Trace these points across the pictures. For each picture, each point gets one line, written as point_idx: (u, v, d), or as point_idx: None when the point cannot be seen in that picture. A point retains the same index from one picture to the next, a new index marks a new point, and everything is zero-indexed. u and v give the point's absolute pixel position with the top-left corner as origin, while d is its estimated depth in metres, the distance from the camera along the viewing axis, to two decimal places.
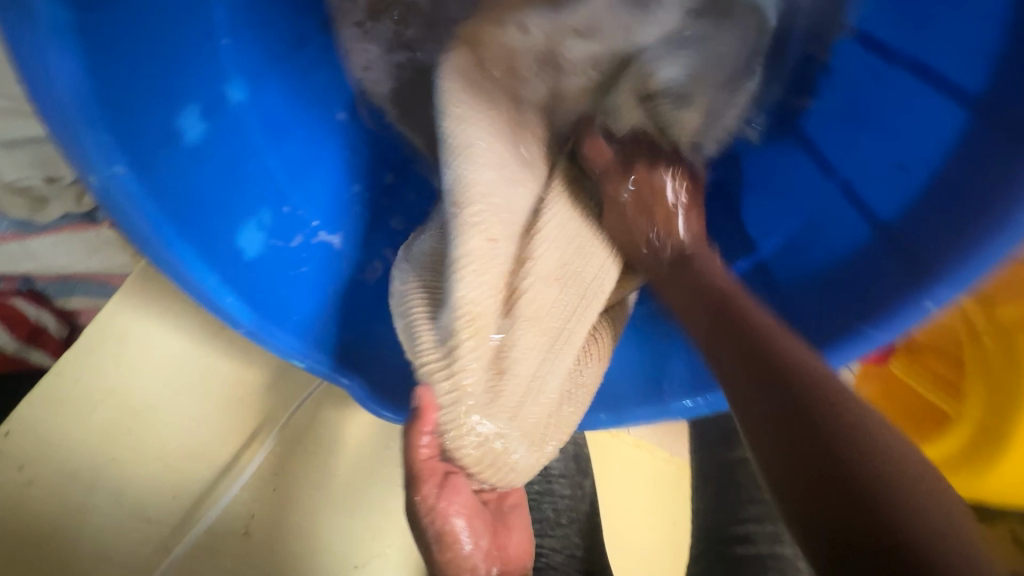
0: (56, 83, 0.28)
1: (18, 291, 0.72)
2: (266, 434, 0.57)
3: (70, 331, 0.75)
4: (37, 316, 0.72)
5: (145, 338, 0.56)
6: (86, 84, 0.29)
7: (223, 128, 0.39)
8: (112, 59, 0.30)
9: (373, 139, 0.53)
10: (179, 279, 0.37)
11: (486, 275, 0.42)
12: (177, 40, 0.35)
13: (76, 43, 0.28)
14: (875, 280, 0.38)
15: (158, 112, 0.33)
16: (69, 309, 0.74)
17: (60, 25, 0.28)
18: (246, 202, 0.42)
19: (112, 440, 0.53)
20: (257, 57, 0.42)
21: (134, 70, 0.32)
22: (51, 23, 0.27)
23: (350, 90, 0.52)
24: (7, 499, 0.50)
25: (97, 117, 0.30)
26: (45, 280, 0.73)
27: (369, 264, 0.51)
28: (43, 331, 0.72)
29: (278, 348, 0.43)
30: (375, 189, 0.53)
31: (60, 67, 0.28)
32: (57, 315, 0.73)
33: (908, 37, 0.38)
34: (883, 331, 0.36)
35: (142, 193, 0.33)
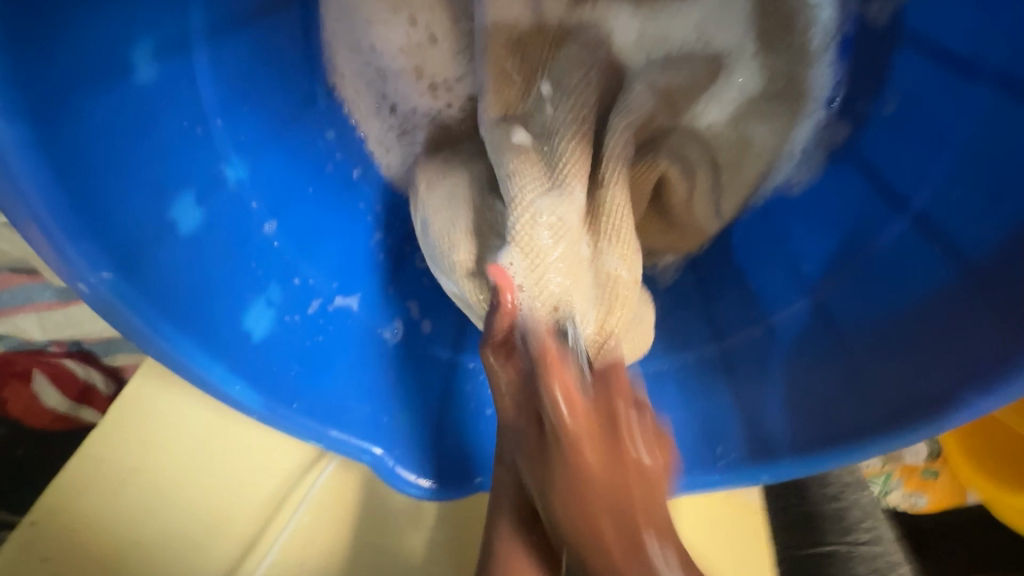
0: (31, 198, 0.27)
1: (68, 351, 0.78)
2: (293, 503, 0.55)
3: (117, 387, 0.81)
4: (87, 376, 0.77)
5: (170, 407, 0.55)
6: (59, 194, 0.27)
7: (223, 210, 0.37)
8: (88, 159, 0.29)
9: (385, 192, 0.51)
10: (185, 373, 0.35)
11: (538, 252, 0.41)
12: (155, 129, 0.32)
13: (47, 150, 0.27)
14: (969, 328, 0.32)
15: (150, 210, 0.32)
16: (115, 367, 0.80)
17: (22, 142, 0.26)
18: (255, 280, 0.40)
19: (135, 522, 0.52)
20: (258, 132, 0.40)
21: (116, 168, 0.30)
22: (14, 136, 0.26)
23: (359, 146, 0.50)
24: None
25: (77, 226, 0.28)
26: (93, 341, 0.80)
27: (391, 323, 0.49)
28: (91, 390, 0.78)
29: (291, 429, 0.40)
30: (393, 241, 0.51)
31: (33, 182, 0.27)
32: (105, 374, 0.78)
33: (991, 41, 0.32)
34: (983, 399, 0.31)
35: (133, 292, 0.31)
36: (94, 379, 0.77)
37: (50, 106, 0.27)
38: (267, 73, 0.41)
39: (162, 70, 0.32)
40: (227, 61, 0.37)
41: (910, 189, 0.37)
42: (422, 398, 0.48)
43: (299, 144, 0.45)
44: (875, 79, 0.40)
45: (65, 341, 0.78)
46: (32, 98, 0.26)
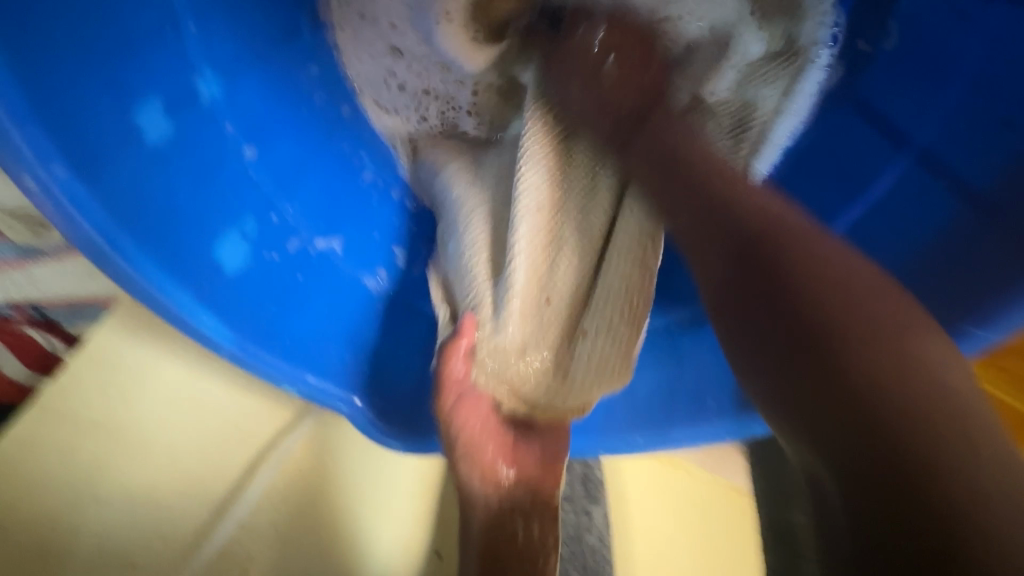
0: None
1: None
2: (266, 464, 0.52)
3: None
4: None
5: (140, 361, 0.52)
6: (8, 70, 0.25)
7: (195, 128, 0.35)
8: (38, 37, 0.26)
9: (371, 136, 0.49)
10: (145, 298, 0.32)
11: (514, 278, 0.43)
12: (118, 19, 0.30)
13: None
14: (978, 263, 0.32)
15: (110, 112, 0.30)
16: None
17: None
18: (227, 209, 0.37)
19: (96, 479, 0.48)
20: (234, 52, 0.38)
21: (68, 53, 0.27)
22: None
23: (344, 84, 0.47)
24: None
25: (26, 112, 0.26)
26: (53, 307, 0.78)
27: (375, 272, 0.47)
28: None
29: (265, 372, 0.38)
30: (381, 187, 0.49)
31: None
32: None
33: None
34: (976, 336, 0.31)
35: (89, 198, 0.28)
36: None
37: None
38: None
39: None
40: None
41: (913, 124, 0.36)
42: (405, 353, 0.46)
43: (281, 72, 0.42)
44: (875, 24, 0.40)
45: None
46: None
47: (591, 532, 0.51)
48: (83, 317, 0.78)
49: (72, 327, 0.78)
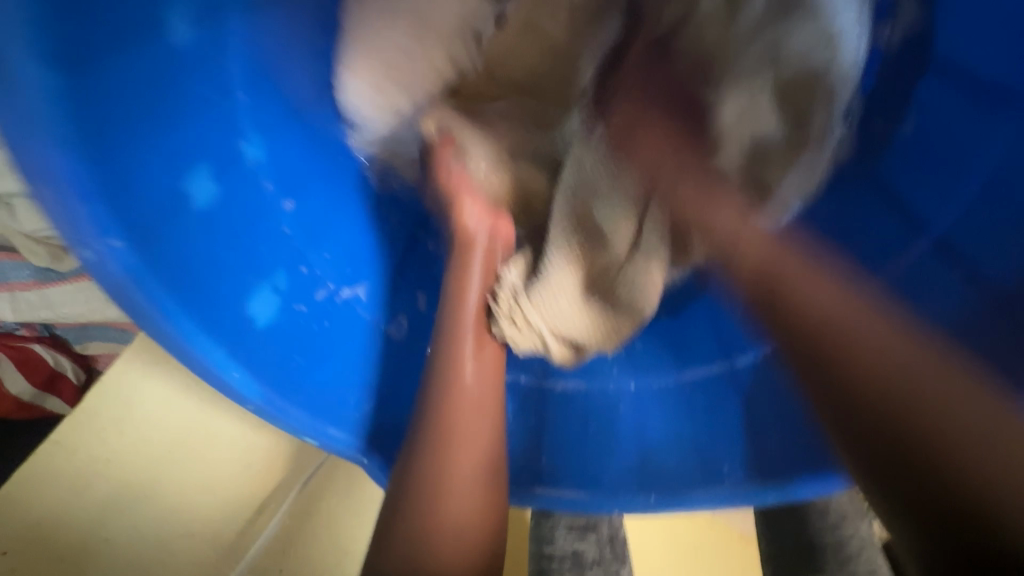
0: (47, 158, 0.25)
1: (38, 335, 0.78)
2: (277, 503, 0.52)
3: (88, 375, 0.80)
4: (55, 362, 0.77)
5: (152, 399, 0.52)
6: (81, 153, 0.26)
7: (239, 189, 0.36)
8: (102, 118, 0.27)
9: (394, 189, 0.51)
10: (182, 356, 0.33)
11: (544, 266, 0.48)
12: (173, 95, 0.31)
13: (67, 111, 0.26)
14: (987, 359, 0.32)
15: (165, 180, 0.31)
16: (85, 354, 0.80)
17: (49, 94, 0.25)
18: (262, 264, 0.38)
19: (106, 517, 0.48)
20: (276, 114, 0.40)
21: (129, 131, 0.29)
22: (37, 89, 0.24)
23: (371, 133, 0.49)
24: None
25: (92, 189, 0.27)
26: (63, 326, 0.78)
27: (395, 318, 0.47)
28: (59, 377, 0.77)
29: (289, 426, 0.38)
30: (405, 230, 0.50)
31: (52, 145, 0.25)
32: (74, 361, 0.78)
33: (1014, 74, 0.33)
34: None
35: (141, 264, 0.29)
36: (61, 366, 0.77)
37: (79, 63, 0.26)
38: (280, 54, 0.41)
39: (198, 36, 0.33)
40: (253, 34, 0.37)
41: (931, 212, 0.38)
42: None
43: (311, 128, 0.44)
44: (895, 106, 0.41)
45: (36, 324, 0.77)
46: (63, 52, 0.25)
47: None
48: (93, 334, 0.79)
49: (81, 345, 0.79)
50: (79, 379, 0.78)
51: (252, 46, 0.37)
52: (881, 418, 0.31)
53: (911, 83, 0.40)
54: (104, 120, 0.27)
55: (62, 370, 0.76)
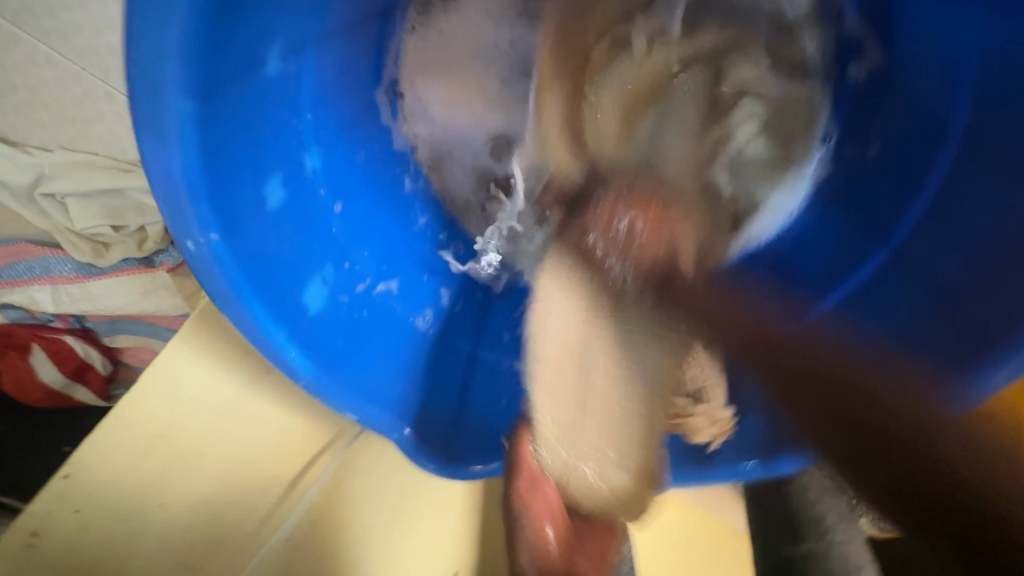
0: (171, 168, 0.31)
1: (70, 327, 0.83)
2: (312, 476, 0.57)
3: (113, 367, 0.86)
4: (86, 353, 0.82)
5: (199, 381, 0.57)
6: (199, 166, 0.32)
7: (300, 194, 0.42)
8: (220, 137, 0.33)
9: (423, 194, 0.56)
10: (251, 334, 0.39)
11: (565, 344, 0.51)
12: (263, 114, 0.37)
13: (194, 131, 0.31)
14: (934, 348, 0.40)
15: (252, 187, 0.36)
16: (112, 347, 0.86)
17: (182, 117, 0.30)
18: (315, 259, 0.44)
19: (162, 484, 0.54)
20: (334, 128, 0.45)
21: (235, 146, 0.34)
22: (174, 113, 0.30)
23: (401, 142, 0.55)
24: (56, 543, 0.50)
25: (202, 194, 0.32)
26: (95, 319, 0.84)
27: (421, 311, 0.53)
28: (88, 368, 0.83)
29: (330, 399, 0.44)
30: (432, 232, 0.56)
31: (177, 157, 0.31)
32: (103, 353, 0.84)
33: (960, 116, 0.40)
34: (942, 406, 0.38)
35: (230, 255, 0.35)
36: (92, 357, 0.83)
37: (211, 93, 0.31)
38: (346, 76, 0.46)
39: (285, 67, 0.38)
40: (326, 60, 0.42)
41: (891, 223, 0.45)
42: (443, 394, 0.51)
43: (363, 139, 0.50)
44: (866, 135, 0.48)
45: (69, 317, 0.83)
46: (202, 85, 0.30)
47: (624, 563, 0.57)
48: (126, 329, 0.84)
49: (110, 338, 0.85)
50: (106, 370, 0.85)
51: (326, 70, 0.43)
52: (886, 468, 0.39)
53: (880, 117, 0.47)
54: (221, 138, 0.33)
55: (92, 362, 0.83)
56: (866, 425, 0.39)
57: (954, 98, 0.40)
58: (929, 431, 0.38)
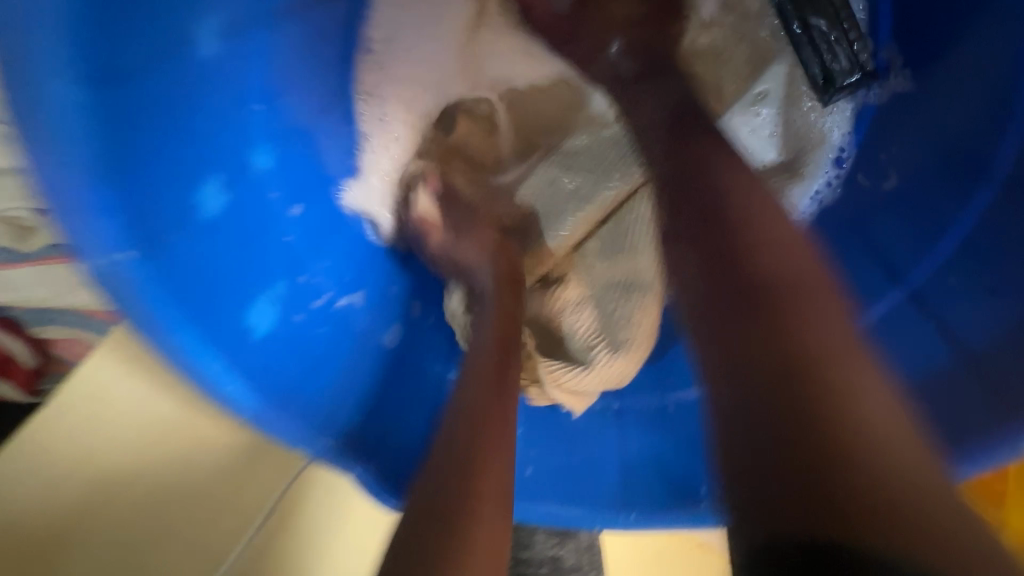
0: (62, 173, 0.26)
1: None
2: (263, 502, 0.52)
3: (43, 359, 0.75)
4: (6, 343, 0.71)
5: (130, 396, 0.51)
6: (95, 171, 0.27)
7: (248, 200, 0.36)
8: (122, 131, 0.28)
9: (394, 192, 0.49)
10: (184, 369, 0.33)
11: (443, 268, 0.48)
12: (191, 105, 0.32)
13: (88, 128, 0.26)
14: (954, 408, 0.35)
15: (177, 193, 0.31)
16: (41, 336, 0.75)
17: (70, 109, 0.26)
18: (265, 273, 0.38)
19: (90, 508, 0.50)
20: (289, 124, 0.41)
21: (147, 144, 0.29)
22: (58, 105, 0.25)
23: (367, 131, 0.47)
24: None
25: (103, 204, 0.27)
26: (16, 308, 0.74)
27: (388, 328, 0.48)
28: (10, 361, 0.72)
29: (280, 435, 0.38)
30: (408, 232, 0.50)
31: (69, 160, 0.26)
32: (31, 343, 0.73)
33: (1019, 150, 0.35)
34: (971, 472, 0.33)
35: (145, 276, 0.29)
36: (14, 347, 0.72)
37: (106, 77, 0.27)
38: (308, 66, 0.42)
39: (220, 52, 0.34)
40: (277, 50, 0.39)
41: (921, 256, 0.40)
42: (408, 426, 0.45)
43: (319, 139, 0.43)
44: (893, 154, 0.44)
45: None
46: (90, 67, 0.26)
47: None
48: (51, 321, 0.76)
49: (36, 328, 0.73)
50: (35, 363, 0.74)
51: (276, 61, 0.39)
52: (777, 442, 0.28)
53: (912, 140, 0.43)
54: (128, 135, 0.28)
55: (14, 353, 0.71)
56: (750, 291, 0.33)
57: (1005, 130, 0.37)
58: (844, 361, 0.30)
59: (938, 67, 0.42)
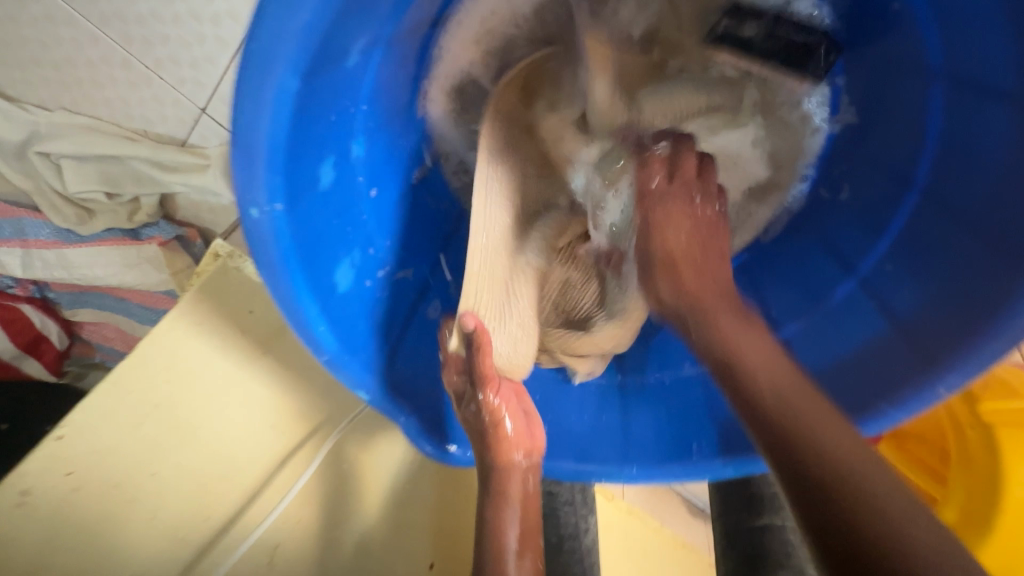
0: (258, 131, 0.32)
1: (31, 296, 0.81)
2: (310, 452, 0.57)
3: (69, 342, 0.86)
4: (43, 325, 0.81)
5: (200, 353, 0.57)
6: (280, 135, 0.33)
7: (346, 177, 0.45)
8: (306, 106, 0.35)
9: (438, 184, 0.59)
10: (286, 308, 0.40)
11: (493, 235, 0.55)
12: (335, 99, 0.39)
13: (287, 102, 0.33)
14: (892, 370, 0.43)
15: (313, 162, 0.39)
16: (71, 321, 0.85)
17: (281, 91, 0.32)
18: (346, 242, 0.46)
19: (155, 453, 0.54)
20: (381, 121, 0.49)
21: (313, 119, 0.36)
22: (280, 73, 0.31)
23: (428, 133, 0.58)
24: (45, 506, 0.50)
25: (278, 165, 0.34)
26: (59, 290, 0.82)
27: (430, 302, 0.56)
28: (43, 341, 0.82)
29: (348, 377, 0.46)
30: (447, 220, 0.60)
31: (267, 122, 0.32)
32: (62, 327, 0.84)
33: (953, 158, 0.43)
34: (898, 413, 0.41)
35: (285, 226, 0.37)
36: (49, 329, 0.82)
37: (314, 71, 0.34)
38: (395, 68, 0.49)
39: (360, 61, 0.41)
40: (386, 60, 0.46)
41: (876, 243, 0.48)
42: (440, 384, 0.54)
43: (395, 139, 0.53)
44: (848, 168, 0.54)
45: (32, 284, 0.80)
46: (306, 64, 0.32)
47: (588, 536, 0.59)
48: (88, 303, 0.83)
49: (71, 312, 0.84)
50: (62, 345, 0.85)
51: (381, 67, 0.46)
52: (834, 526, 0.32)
53: (864, 158, 0.52)
54: (305, 104, 0.34)
55: (49, 335, 0.82)
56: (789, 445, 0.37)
57: (919, 155, 0.46)
58: (851, 479, 0.34)
59: (875, 102, 0.52)
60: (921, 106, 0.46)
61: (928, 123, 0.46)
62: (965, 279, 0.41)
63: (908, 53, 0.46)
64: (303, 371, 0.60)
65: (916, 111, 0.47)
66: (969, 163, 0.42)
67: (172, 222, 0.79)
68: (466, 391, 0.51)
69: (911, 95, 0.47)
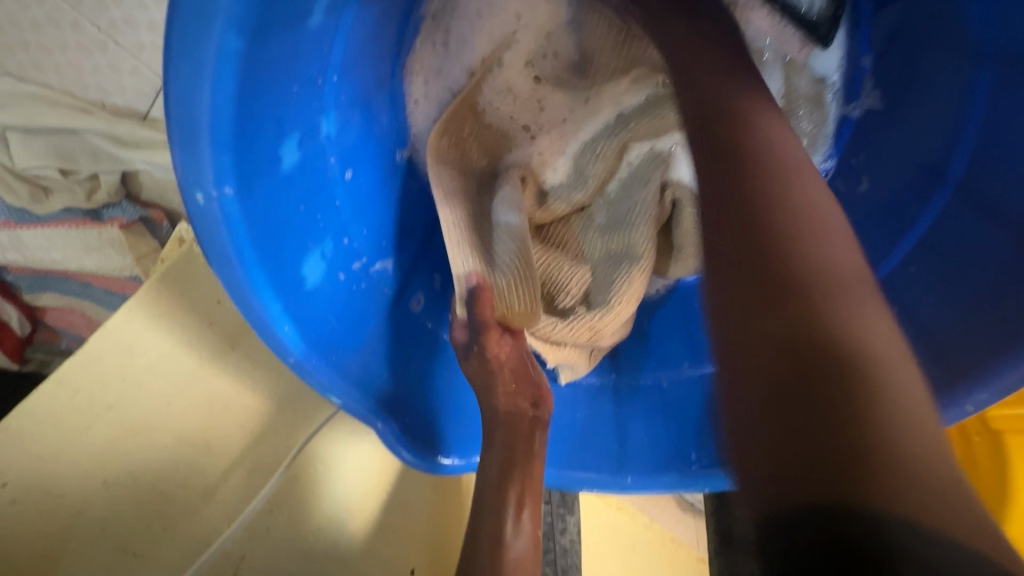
0: (199, 103, 0.27)
1: None
2: (281, 453, 0.53)
3: (31, 328, 0.79)
4: (1, 310, 0.75)
5: (154, 349, 0.52)
6: (227, 108, 0.28)
7: (314, 157, 0.40)
8: (259, 73, 0.29)
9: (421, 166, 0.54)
10: (244, 307, 0.36)
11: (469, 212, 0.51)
12: (296, 67, 0.34)
13: (233, 68, 0.27)
14: None
15: (272, 139, 0.33)
16: (33, 306, 0.79)
17: (225, 53, 0.27)
18: (316, 231, 0.41)
19: (104, 459, 0.49)
20: (355, 96, 0.44)
21: (268, 89, 0.31)
22: (222, 32, 0.26)
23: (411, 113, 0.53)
24: None
25: (226, 143, 0.29)
26: (18, 273, 0.76)
27: (412, 295, 0.52)
28: (2, 326, 0.76)
29: (318, 382, 0.41)
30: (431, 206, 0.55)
31: (210, 92, 0.27)
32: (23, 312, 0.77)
33: (992, 150, 0.39)
34: None
35: (239, 214, 0.32)
36: (8, 315, 0.76)
37: (268, 30, 0.29)
38: (371, 35, 0.44)
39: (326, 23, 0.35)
40: (359, 26, 0.41)
41: (899, 241, 0.45)
42: (424, 387, 0.50)
43: (374, 116, 0.48)
44: (867, 157, 0.50)
45: None
46: (256, 21, 0.27)
47: (565, 536, 0.56)
48: (49, 287, 0.77)
49: (32, 296, 0.77)
50: (24, 331, 0.78)
51: (354, 33, 0.41)
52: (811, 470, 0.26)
53: (885, 147, 0.48)
54: (257, 71, 0.29)
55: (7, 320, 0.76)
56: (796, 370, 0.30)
57: (957, 138, 0.42)
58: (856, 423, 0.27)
59: (902, 85, 0.47)
60: (958, 92, 0.42)
61: (967, 111, 0.41)
62: (1001, 284, 0.37)
63: (945, 27, 0.42)
64: (273, 367, 0.55)
65: (953, 99, 0.42)
66: (1010, 156, 0.38)
67: (135, 202, 0.73)
68: (470, 347, 0.49)
69: (946, 80, 0.43)
